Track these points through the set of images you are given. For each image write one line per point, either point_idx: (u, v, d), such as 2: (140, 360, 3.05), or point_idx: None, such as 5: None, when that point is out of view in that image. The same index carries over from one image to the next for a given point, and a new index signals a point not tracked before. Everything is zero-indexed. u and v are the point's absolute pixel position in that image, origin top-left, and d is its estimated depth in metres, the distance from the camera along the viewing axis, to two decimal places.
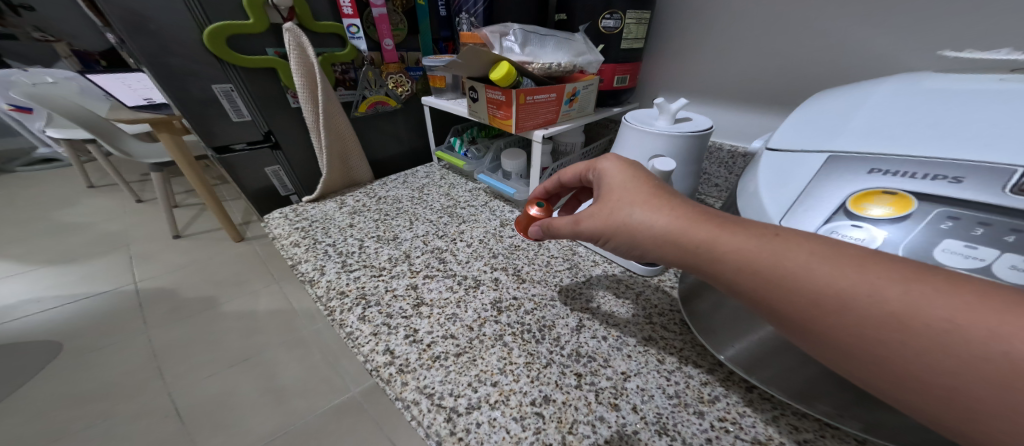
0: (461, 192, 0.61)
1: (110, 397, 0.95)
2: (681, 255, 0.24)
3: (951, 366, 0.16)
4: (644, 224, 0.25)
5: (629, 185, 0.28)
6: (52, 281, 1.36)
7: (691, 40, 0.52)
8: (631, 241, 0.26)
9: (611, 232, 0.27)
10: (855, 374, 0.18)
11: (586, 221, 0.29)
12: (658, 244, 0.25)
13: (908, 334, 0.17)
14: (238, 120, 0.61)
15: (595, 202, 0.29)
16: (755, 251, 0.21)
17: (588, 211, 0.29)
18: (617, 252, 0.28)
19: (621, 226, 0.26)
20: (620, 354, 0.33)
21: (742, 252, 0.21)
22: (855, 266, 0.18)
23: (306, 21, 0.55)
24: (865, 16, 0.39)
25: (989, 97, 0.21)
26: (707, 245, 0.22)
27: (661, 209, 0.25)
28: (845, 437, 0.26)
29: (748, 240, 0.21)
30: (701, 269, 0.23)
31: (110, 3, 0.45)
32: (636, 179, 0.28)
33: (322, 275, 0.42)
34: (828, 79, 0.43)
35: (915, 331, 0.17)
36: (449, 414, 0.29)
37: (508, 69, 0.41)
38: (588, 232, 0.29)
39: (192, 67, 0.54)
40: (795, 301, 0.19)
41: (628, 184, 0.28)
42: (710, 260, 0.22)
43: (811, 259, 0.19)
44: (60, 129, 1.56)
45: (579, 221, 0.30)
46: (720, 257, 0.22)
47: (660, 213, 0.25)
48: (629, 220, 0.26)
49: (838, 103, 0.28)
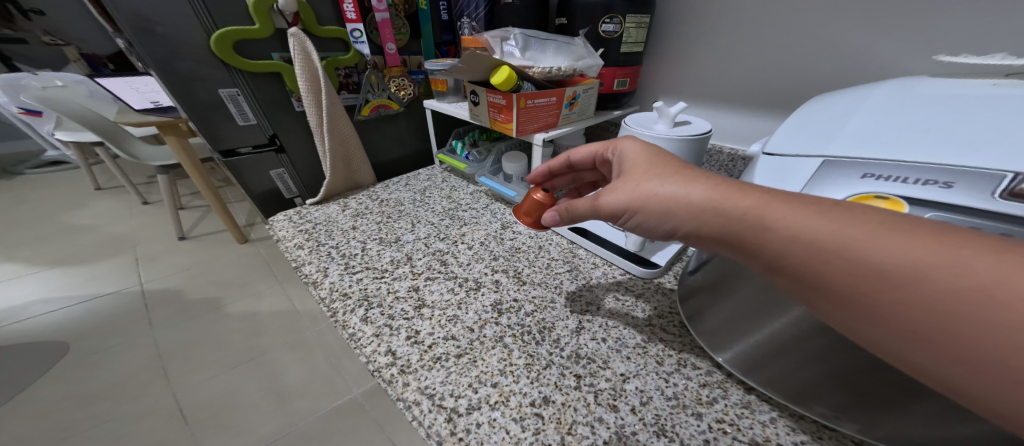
0: (462, 194, 0.62)
1: (116, 397, 0.96)
2: (722, 224, 0.22)
3: None
4: (676, 194, 0.25)
5: (655, 161, 0.28)
6: (59, 282, 1.38)
7: (690, 44, 0.52)
8: (661, 212, 0.25)
9: (639, 204, 0.26)
10: (915, 357, 0.17)
11: (611, 196, 0.28)
12: (695, 213, 0.24)
13: (992, 309, 0.15)
14: (245, 124, 0.62)
15: (619, 179, 0.28)
16: (798, 217, 0.20)
17: (612, 187, 0.28)
18: (644, 228, 0.27)
19: (653, 197, 0.25)
20: (620, 356, 0.33)
21: (795, 220, 0.20)
22: (933, 238, 0.17)
23: (310, 26, 0.56)
24: (863, 20, 0.39)
25: (980, 104, 0.22)
26: (755, 212, 0.21)
27: (694, 179, 0.25)
28: (843, 438, 0.26)
29: (797, 208, 0.20)
30: (744, 238, 0.22)
31: (120, 10, 0.46)
32: (662, 156, 0.28)
33: (326, 277, 0.43)
34: (826, 84, 0.43)
35: (999, 307, 0.15)
36: (449, 415, 0.29)
37: (508, 74, 0.42)
38: (615, 207, 0.27)
39: (199, 72, 0.55)
40: (844, 279, 0.18)
41: (655, 160, 0.28)
42: (758, 229, 0.21)
43: (875, 229, 0.18)
44: (69, 132, 1.59)
45: (601, 197, 0.28)
46: (769, 225, 0.21)
47: (694, 184, 0.24)
48: (660, 190, 0.25)
49: (834, 107, 0.28)
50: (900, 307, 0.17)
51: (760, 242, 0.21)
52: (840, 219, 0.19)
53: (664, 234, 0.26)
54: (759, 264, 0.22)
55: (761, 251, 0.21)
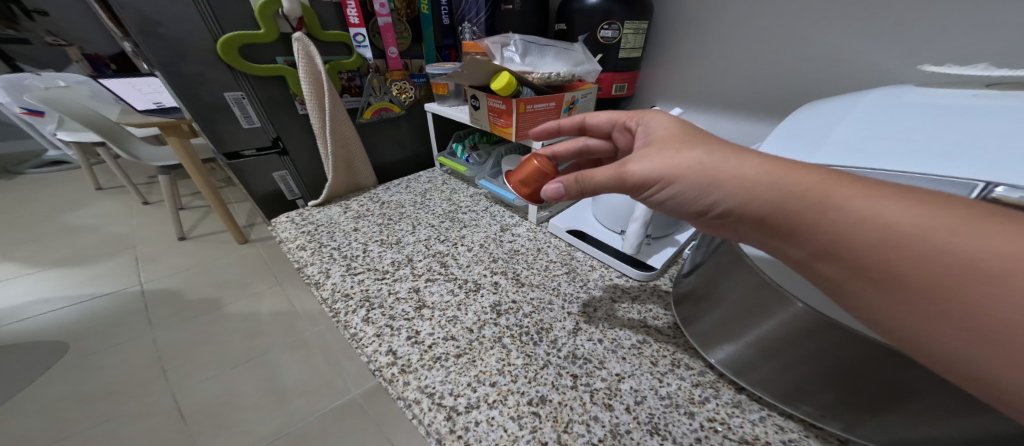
0: (462, 197, 0.63)
1: (116, 397, 0.97)
2: (780, 197, 0.21)
3: None
4: (723, 165, 0.23)
5: (692, 135, 0.26)
6: (59, 282, 1.38)
7: (687, 50, 0.53)
8: (704, 185, 0.24)
9: (677, 173, 0.25)
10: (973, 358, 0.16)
11: (647, 162, 0.26)
12: (746, 185, 0.22)
13: None
14: (249, 127, 0.63)
15: (655, 148, 0.27)
16: (866, 198, 0.18)
17: (643, 154, 0.27)
18: (680, 199, 0.25)
19: (697, 166, 0.24)
20: (615, 356, 0.34)
21: (867, 200, 0.18)
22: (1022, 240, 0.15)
23: (314, 31, 0.57)
24: (855, 29, 0.40)
25: (958, 115, 0.23)
26: (820, 188, 0.20)
27: (744, 153, 0.23)
28: (829, 437, 0.27)
29: (868, 190, 0.19)
30: (801, 214, 0.20)
31: (128, 15, 0.47)
32: (697, 131, 0.27)
33: (328, 278, 0.44)
34: (817, 90, 0.44)
35: None
36: (448, 413, 0.30)
37: (507, 80, 0.43)
38: (650, 174, 0.26)
39: (204, 75, 0.56)
40: (915, 268, 0.17)
41: (696, 133, 0.26)
42: (823, 206, 0.19)
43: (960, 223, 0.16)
44: (71, 132, 1.60)
45: (629, 163, 0.26)
46: (837, 202, 0.19)
47: (747, 157, 0.23)
48: (706, 160, 0.24)
49: (822, 116, 0.29)
50: (920, 274, 0.17)
51: (812, 217, 0.20)
52: (867, 187, 0.19)
53: (700, 207, 0.25)
54: (800, 245, 0.21)
55: (822, 228, 0.19)
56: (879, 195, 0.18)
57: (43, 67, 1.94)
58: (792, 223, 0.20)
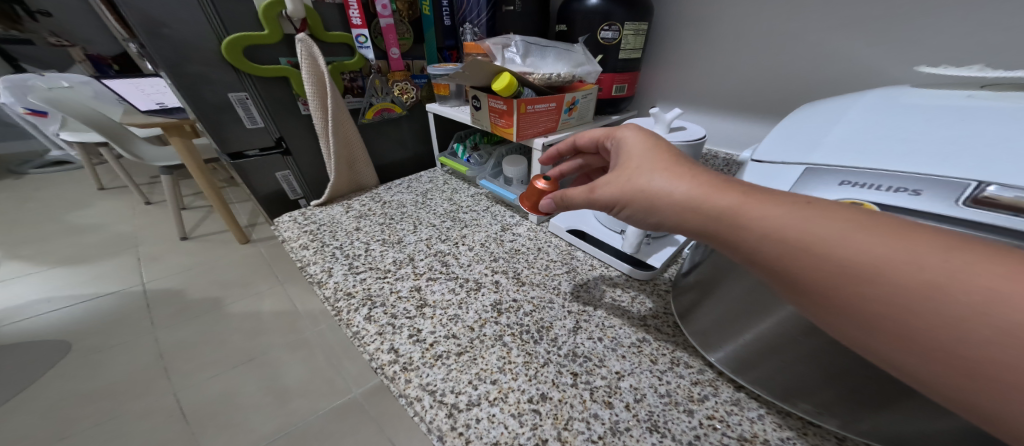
0: (463, 197, 0.63)
1: (118, 396, 0.97)
2: (706, 222, 0.22)
3: (988, 339, 0.15)
4: (664, 189, 0.25)
5: (644, 154, 0.28)
6: (62, 282, 1.38)
7: (687, 51, 0.53)
8: (647, 208, 0.25)
9: (627, 198, 0.26)
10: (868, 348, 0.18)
11: (601, 190, 0.28)
12: (680, 211, 0.24)
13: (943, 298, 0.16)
14: (252, 127, 0.63)
15: (612, 171, 0.29)
16: (768, 215, 0.20)
17: (604, 179, 0.29)
18: (633, 222, 0.27)
19: (640, 192, 0.26)
20: (615, 354, 0.34)
21: (772, 220, 0.20)
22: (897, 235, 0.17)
23: (318, 32, 0.58)
24: (853, 30, 0.40)
25: (951, 115, 0.23)
26: (733, 212, 0.21)
27: (683, 176, 0.24)
28: (826, 434, 0.28)
29: (776, 206, 0.20)
30: (723, 237, 0.22)
31: (133, 16, 0.47)
32: (656, 148, 0.28)
33: (330, 277, 0.44)
34: (815, 92, 0.44)
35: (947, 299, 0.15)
36: (450, 410, 0.30)
37: (509, 80, 0.43)
38: (604, 200, 0.28)
39: (208, 76, 0.56)
40: (813, 274, 0.18)
41: (648, 152, 0.28)
42: (738, 228, 0.21)
43: (844, 227, 0.18)
44: (74, 132, 1.60)
45: (595, 188, 0.29)
46: (748, 224, 0.21)
47: (681, 180, 0.24)
48: (647, 186, 0.25)
49: (817, 118, 0.29)
50: (816, 279, 0.18)
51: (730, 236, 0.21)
52: (773, 204, 0.20)
53: (652, 227, 0.26)
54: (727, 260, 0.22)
55: (738, 249, 0.21)
56: (780, 212, 0.20)
57: (46, 67, 1.95)
58: (720, 242, 0.22)
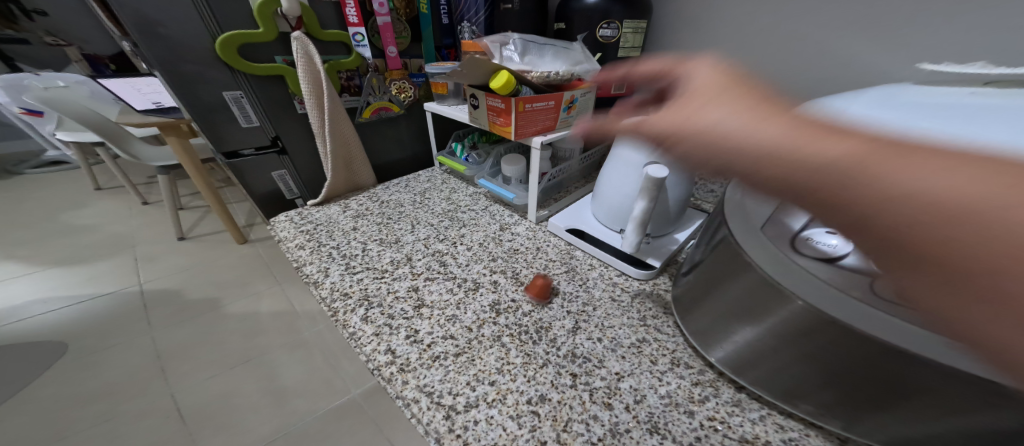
0: (462, 196, 0.63)
1: (115, 397, 0.96)
2: (768, 155, 0.18)
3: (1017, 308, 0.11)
4: (728, 122, 0.20)
5: (714, 92, 0.23)
6: (58, 282, 1.38)
7: (685, 50, 0.53)
8: (705, 140, 0.21)
9: (681, 128, 0.22)
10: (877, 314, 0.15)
11: (651, 121, 0.24)
12: (744, 142, 0.19)
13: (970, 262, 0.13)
14: (247, 126, 0.63)
15: (671, 105, 0.24)
16: (834, 150, 0.17)
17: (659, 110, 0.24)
18: (679, 162, 0.23)
19: (700, 124, 0.21)
20: (615, 355, 0.34)
21: (844, 156, 0.17)
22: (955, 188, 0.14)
23: (314, 30, 0.57)
24: (853, 28, 0.40)
25: (955, 112, 0.23)
26: (800, 145, 0.18)
27: (758, 112, 0.20)
28: (828, 435, 0.27)
29: (852, 145, 0.17)
30: (777, 174, 0.18)
31: (126, 14, 0.47)
32: (732, 87, 0.23)
33: (326, 277, 0.44)
34: (814, 90, 0.44)
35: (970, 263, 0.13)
36: (447, 412, 0.30)
37: (507, 78, 0.43)
38: (652, 132, 0.24)
39: (203, 75, 0.56)
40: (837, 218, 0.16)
41: (721, 90, 0.23)
42: (801, 165, 0.18)
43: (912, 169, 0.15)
44: (70, 132, 1.59)
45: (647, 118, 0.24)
46: (812, 160, 0.17)
47: (753, 114, 0.20)
48: (708, 117, 0.21)
49: (818, 115, 0.29)
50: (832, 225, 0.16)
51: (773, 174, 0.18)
52: (848, 140, 0.17)
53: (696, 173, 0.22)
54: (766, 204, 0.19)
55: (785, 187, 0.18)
56: (846, 150, 0.17)
57: (42, 67, 1.94)
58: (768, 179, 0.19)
